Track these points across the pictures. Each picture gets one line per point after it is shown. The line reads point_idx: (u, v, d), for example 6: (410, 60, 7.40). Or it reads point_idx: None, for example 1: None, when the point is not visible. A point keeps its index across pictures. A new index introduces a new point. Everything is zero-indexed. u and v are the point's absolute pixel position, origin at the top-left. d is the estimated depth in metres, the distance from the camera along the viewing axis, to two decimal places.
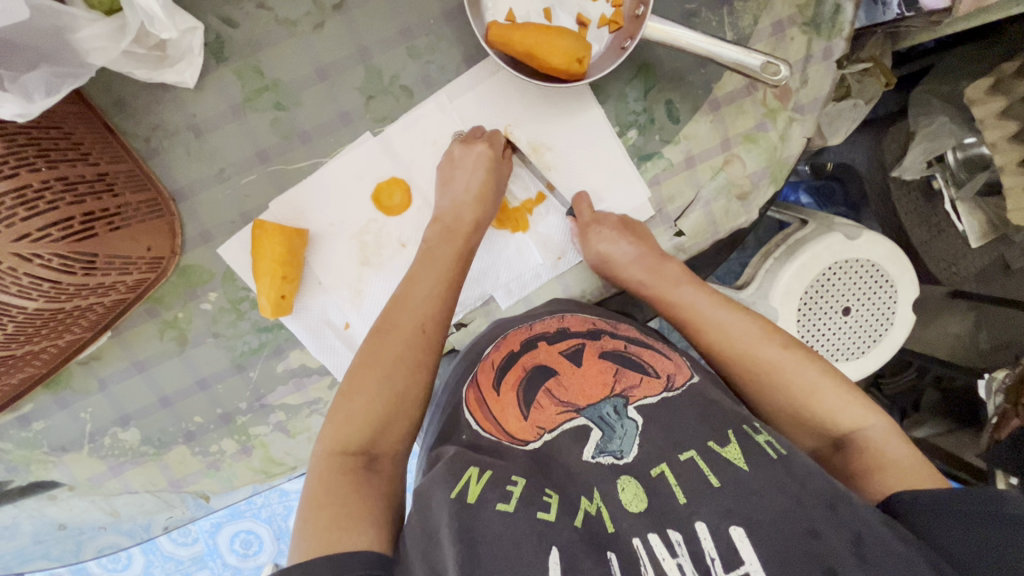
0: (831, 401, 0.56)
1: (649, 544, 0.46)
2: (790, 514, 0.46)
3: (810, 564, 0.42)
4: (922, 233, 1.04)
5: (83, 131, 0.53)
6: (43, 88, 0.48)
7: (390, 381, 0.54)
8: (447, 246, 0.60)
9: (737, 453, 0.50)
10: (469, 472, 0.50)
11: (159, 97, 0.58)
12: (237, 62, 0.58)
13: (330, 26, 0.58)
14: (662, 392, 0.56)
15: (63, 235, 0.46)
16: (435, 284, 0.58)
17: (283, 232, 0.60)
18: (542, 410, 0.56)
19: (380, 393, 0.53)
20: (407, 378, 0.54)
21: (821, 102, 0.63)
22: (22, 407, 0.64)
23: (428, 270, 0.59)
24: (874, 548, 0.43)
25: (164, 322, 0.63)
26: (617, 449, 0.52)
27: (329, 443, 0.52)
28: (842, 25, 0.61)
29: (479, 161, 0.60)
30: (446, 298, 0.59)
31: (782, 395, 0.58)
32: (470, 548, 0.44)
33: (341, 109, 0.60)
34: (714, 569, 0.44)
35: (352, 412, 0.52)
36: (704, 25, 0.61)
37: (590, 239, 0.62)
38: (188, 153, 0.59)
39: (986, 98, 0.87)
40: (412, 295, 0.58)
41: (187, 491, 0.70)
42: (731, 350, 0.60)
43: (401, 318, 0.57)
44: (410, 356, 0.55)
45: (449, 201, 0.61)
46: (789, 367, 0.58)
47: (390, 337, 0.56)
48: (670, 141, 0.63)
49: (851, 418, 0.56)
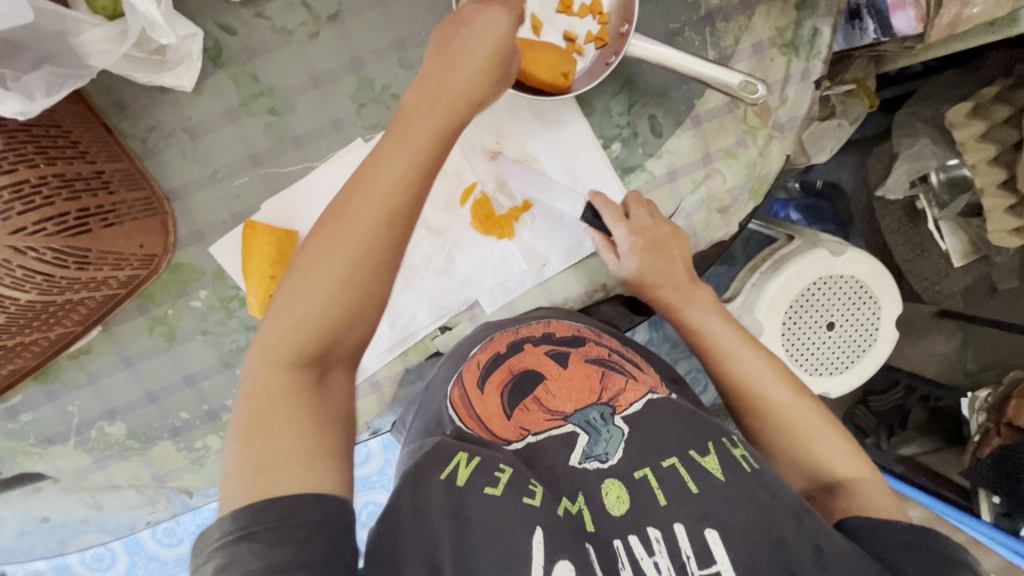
0: (831, 450, 0.58)
1: (629, 545, 0.48)
2: (757, 517, 0.47)
3: (773, 568, 0.44)
4: (907, 252, 1.07)
5: (81, 130, 0.54)
6: (43, 88, 0.49)
7: (353, 244, 0.44)
8: (421, 131, 0.47)
9: (716, 463, 0.52)
10: (457, 457, 0.51)
11: (156, 100, 0.59)
12: (234, 68, 0.59)
13: (325, 35, 0.60)
14: (645, 397, 0.58)
15: (57, 229, 0.47)
16: (400, 176, 0.45)
17: (273, 233, 0.61)
18: (528, 413, 0.59)
19: (332, 273, 0.44)
20: (371, 264, 0.44)
21: (799, 121, 0.65)
22: (10, 399, 0.65)
23: (379, 173, 0.45)
24: (833, 556, 0.45)
25: (153, 319, 0.64)
26: (602, 453, 0.54)
27: (268, 352, 0.43)
28: (819, 48, 0.64)
29: (474, 42, 0.50)
30: (408, 192, 0.45)
31: (785, 433, 0.60)
32: (461, 527, 0.45)
33: (333, 116, 0.61)
34: (689, 564, 0.45)
35: (306, 282, 0.44)
36: (686, 44, 0.64)
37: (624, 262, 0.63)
38: (184, 154, 0.61)
39: (966, 122, 0.89)
40: (372, 184, 0.45)
41: (171, 486, 0.71)
42: (748, 383, 0.61)
43: (364, 198, 0.44)
44: (369, 251, 0.44)
45: (440, 76, 0.50)
46: (799, 407, 0.59)
47: (348, 231, 0.44)
48: (652, 155, 0.65)
49: (851, 468, 0.57)
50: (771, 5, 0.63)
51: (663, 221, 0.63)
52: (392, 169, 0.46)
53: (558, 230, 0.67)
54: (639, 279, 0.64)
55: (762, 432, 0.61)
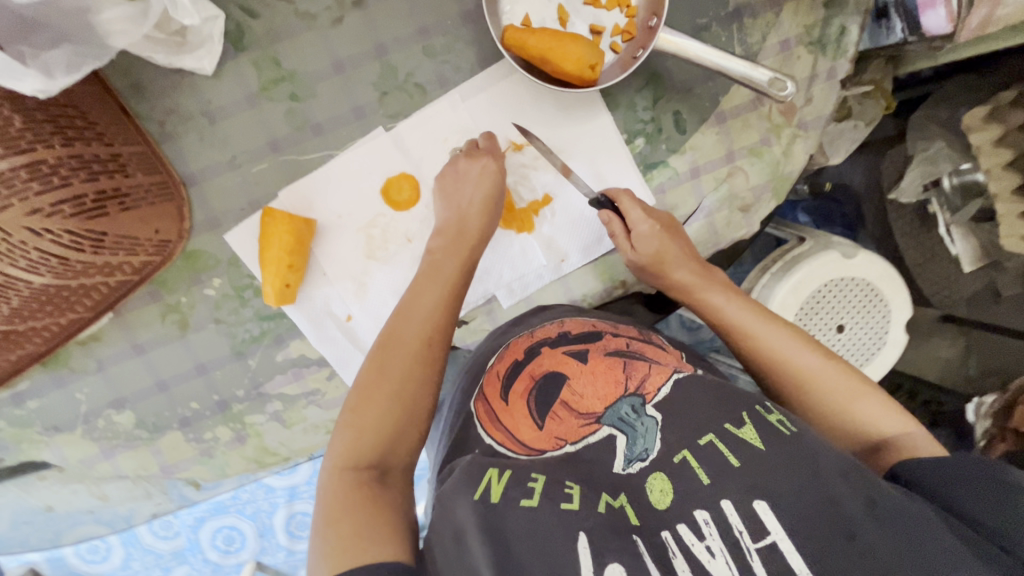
0: (870, 407, 0.56)
1: (679, 534, 0.46)
2: (802, 485, 0.46)
3: (833, 533, 0.43)
4: (917, 257, 1.05)
5: (98, 110, 0.53)
6: (64, 65, 0.48)
7: (405, 376, 0.55)
8: (448, 264, 0.60)
9: (754, 433, 0.50)
10: (490, 473, 0.51)
11: (175, 82, 0.58)
12: (255, 52, 0.58)
13: (348, 21, 0.59)
14: (672, 378, 0.57)
15: (74, 211, 0.47)
16: (440, 294, 0.58)
17: (291, 221, 0.60)
18: (559, 422, 0.56)
19: (387, 411, 0.53)
20: (411, 394, 0.54)
21: (824, 120, 0.64)
22: (17, 385, 0.63)
23: (430, 278, 0.59)
24: (887, 509, 0.45)
25: (166, 306, 0.63)
26: (643, 451, 0.53)
27: (336, 460, 0.51)
28: (846, 47, 0.63)
29: (484, 173, 0.60)
30: (448, 311, 0.58)
31: (820, 400, 0.58)
32: (500, 545, 0.45)
33: (355, 104, 0.60)
34: (743, 539, 0.44)
35: (362, 425, 0.52)
36: (714, 39, 0.63)
37: (639, 240, 0.62)
38: (201, 139, 0.60)
39: (982, 126, 0.91)
40: (415, 303, 0.58)
41: (178, 477, 0.70)
42: (772, 358, 0.59)
43: (407, 326, 0.57)
44: (415, 373, 0.55)
45: (457, 209, 0.61)
46: (828, 373, 0.58)
47: (390, 360, 0.55)
48: (675, 151, 0.65)
49: (895, 424, 0.55)
50: (800, 1, 0.62)
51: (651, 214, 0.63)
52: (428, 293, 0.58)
53: (578, 224, 0.66)
54: (656, 259, 0.62)
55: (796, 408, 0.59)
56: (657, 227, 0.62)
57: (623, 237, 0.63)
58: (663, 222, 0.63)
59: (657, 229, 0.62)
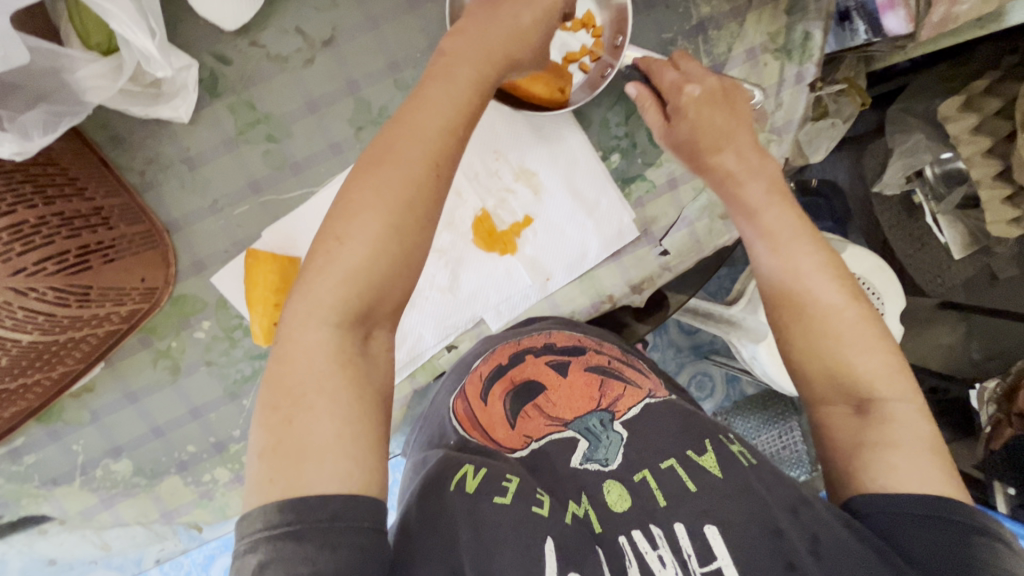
0: (871, 362, 0.51)
1: (633, 540, 0.47)
2: (754, 511, 0.47)
3: (773, 560, 0.44)
4: (906, 247, 1.07)
5: (78, 166, 0.54)
6: (40, 127, 0.49)
7: (393, 188, 0.46)
8: (412, 153, 0.46)
9: (714, 461, 0.52)
10: (465, 468, 0.52)
11: (153, 133, 0.59)
12: (230, 97, 0.59)
13: (319, 61, 0.60)
14: (642, 402, 0.59)
15: (58, 268, 0.47)
16: (431, 149, 0.47)
17: (275, 260, 0.61)
18: (530, 420, 0.60)
19: (369, 257, 0.45)
20: (401, 242, 0.46)
21: (796, 123, 0.65)
22: (13, 441, 0.63)
23: (391, 172, 0.46)
24: (830, 546, 0.44)
25: (157, 352, 0.63)
26: (603, 458, 0.55)
27: (278, 379, 0.44)
28: (812, 51, 0.64)
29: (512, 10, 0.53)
30: (442, 164, 0.47)
31: (825, 335, 0.52)
32: (474, 528, 0.46)
33: (332, 140, 0.61)
34: (690, 561, 0.45)
35: (333, 279, 0.45)
36: (680, 52, 0.64)
37: (674, 115, 0.59)
38: (182, 185, 0.60)
39: (958, 115, 0.89)
40: (395, 156, 0.46)
41: (180, 522, 0.69)
42: (795, 285, 0.54)
43: (387, 175, 0.46)
44: (401, 222, 0.46)
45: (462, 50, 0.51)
46: (847, 311, 0.52)
47: (369, 186, 0.46)
48: (652, 164, 0.65)
49: (892, 390, 0.50)
50: (762, 10, 0.63)
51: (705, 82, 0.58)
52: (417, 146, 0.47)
53: (561, 242, 0.66)
54: (691, 143, 0.59)
55: (796, 342, 0.54)
56: (705, 91, 0.58)
57: (658, 116, 0.60)
58: (714, 90, 0.58)
59: (698, 99, 0.57)
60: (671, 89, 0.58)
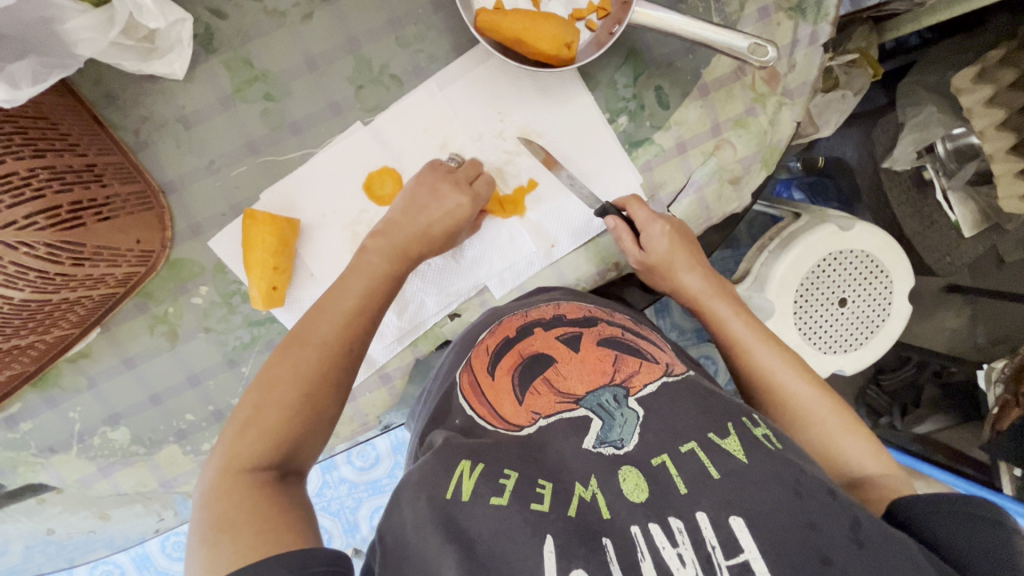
0: (852, 445, 0.57)
1: (650, 533, 0.45)
2: (782, 499, 0.45)
3: (806, 556, 0.42)
4: (916, 225, 1.04)
5: (70, 121, 0.52)
6: (29, 76, 0.47)
7: (326, 350, 0.53)
8: (349, 304, 0.56)
9: (737, 444, 0.50)
10: (462, 466, 0.50)
11: (147, 90, 0.58)
12: (226, 53, 0.58)
13: (318, 16, 0.58)
14: (660, 379, 0.57)
15: (50, 223, 0.45)
16: (362, 296, 0.56)
17: (274, 221, 0.59)
18: (538, 397, 0.57)
19: (285, 404, 0.49)
20: (312, 388, 0.51)
21: (809, 86, 0.63)
22: (10, 407, 0.62)
23: (360, 279, 0.57)
24: (874, 530, 0.45)
25: (154, 318, 0.62)
26: (618, 439, 0.52)
27: (231, 461, 0.47)
28: (827, 10, 0.62)
29: (449, 196, 0.59)
30: (366, 319, 0.56)
31: (808, 427, 0.58)
32: (466, 546, 0.45)
33: (330, 99, 0.60)
34: (715, 556, 0.43)
35: (257, 423, 0.48)
36: (690, 11, 0.62)
37: (649, 242, 0.61)
38: (178, 145, 0.59)
39: (972, 87, 0.87)
40: (332, 306, 0.55)
41: (179, 492, 0.69)
42: (773, 377, 0.59)
43: (323, 322, 0.54)
44: (323, 367, 0.52)
45: (396, 215, 0.59)
46: (820, 404, 0.58)
47: (318, 322, 0.54)
48: (660, 127, 0.63)
49: (877, 463, 0.56)
50: None
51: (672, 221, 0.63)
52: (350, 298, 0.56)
53: (567, 209, 0.64)
54: (666, 261, 0.62)
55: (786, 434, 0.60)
56: (668, 229, 0.61)
57: (633, 245, 0.61)
58: (674, 224, 0.62)
59: (668, 231, 0.61)
60: (644, 223, 0.61)
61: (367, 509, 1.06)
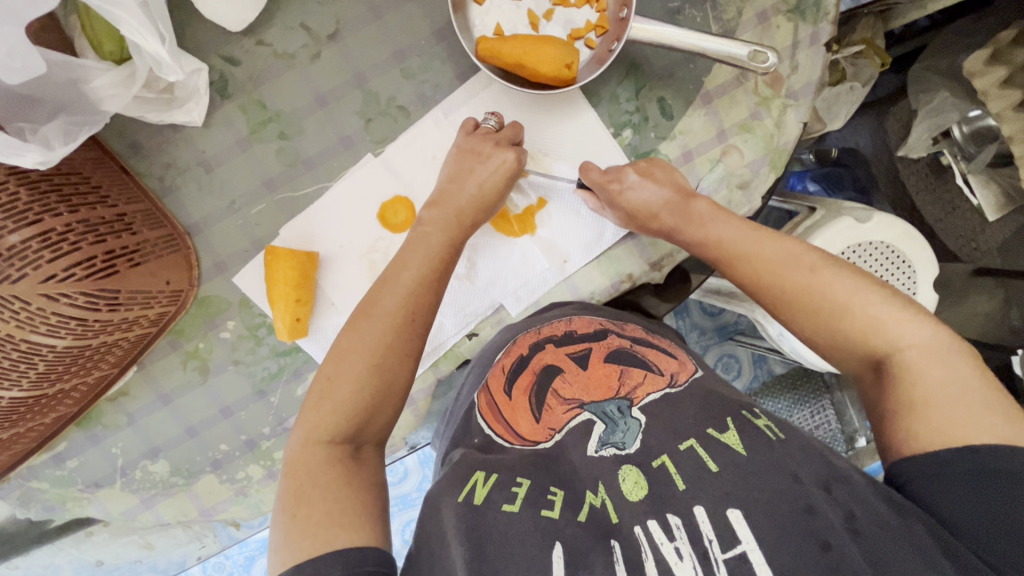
0: (866, 314, 0.50)
1: (649, 531, 0.46)
2: (782, 488, 0.46)
3: (805, 541, 0.43)
4: (937, 211, 1.00)
5: (101, 174, 0.55)
6: (61, 136, 0.51)
7: (389, 317, 0.53)
8: (411, 278, 0.55)
9: (737, 438, 0.51)
10: (476, 476, 0.51)
11: (168, 137, 0.60)
12: (241, 98, 0.60)
13: (325, 55, 0.60)
14: (664, 389, 0.57)
15: (87, 274, 0.48)
16: (422, 270, 0.55)
17: (294, 257, 0.61)
18: (551, 412, 0.58)
19: (366, 381, 0.51)
20: (389, 364, 0.52)
21: (814, 85, 0.63)
22: (55, 446, 0.65)
23: (418, 252, 0.56)
24: (867, 524, 0.44)
25: (186, 354, 0.64)
26: (620, 441, 0.54)
27: (310, 430, 0.49)
28: (827, 9, 0.62)
29: (501, 167, 0.59)
30: (431, 288, 0.55)
31: (813, 319, 0.53)
32: (476, 545, 0.45)
33: (342, 134, 0.62)
34: (712, 550, 0.44)
35: (332, 399, 0.50)
36: (688, 21, 0.62)
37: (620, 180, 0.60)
38: (200, 188, 0.61)
39: (985, 70, 0.86)
40: (394, 278, 0.55)
41: (218, 519, 0.71)
42: (762, 279, 0.55)
43: (386, 295, 0.54)
44: (393, 343, 0.52)
45: (447, 190, 0.59)
46: (819, 290, 0.52)
47: (381, 295, 0.54)
48: (665, 138, 0.64)
49: (898, 330, 0.49)
50: None
51: (630, 167, 0.60)
52: (412, 270, 0.55)
53: (576, 224, 0.65)
54: (642, 209, 0.59)
55: (796, 332, 0.55)
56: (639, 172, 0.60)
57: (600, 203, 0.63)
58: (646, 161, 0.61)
59: (641, 173, 0.60)
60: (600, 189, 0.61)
61: (398, 523, 1.08)
